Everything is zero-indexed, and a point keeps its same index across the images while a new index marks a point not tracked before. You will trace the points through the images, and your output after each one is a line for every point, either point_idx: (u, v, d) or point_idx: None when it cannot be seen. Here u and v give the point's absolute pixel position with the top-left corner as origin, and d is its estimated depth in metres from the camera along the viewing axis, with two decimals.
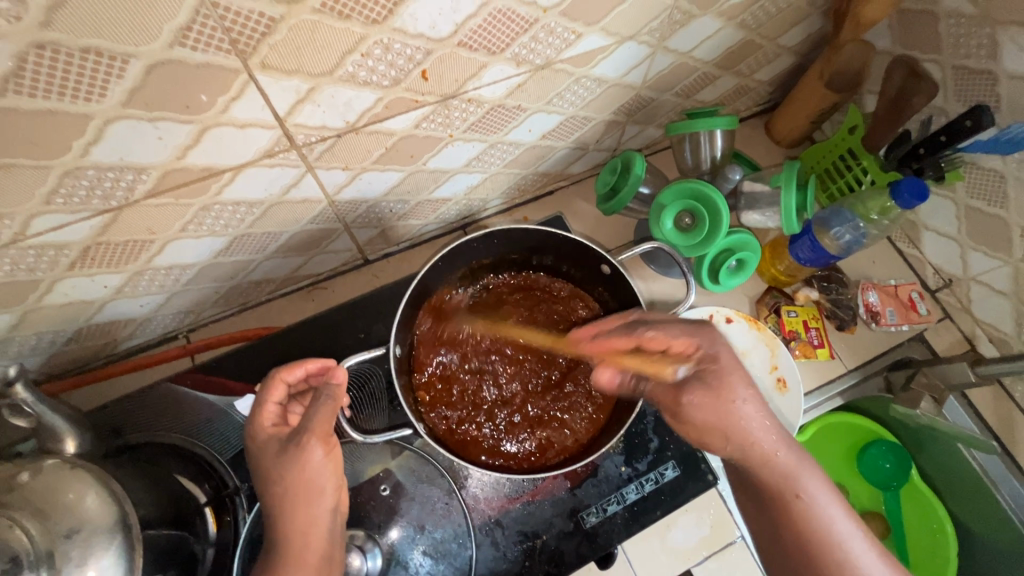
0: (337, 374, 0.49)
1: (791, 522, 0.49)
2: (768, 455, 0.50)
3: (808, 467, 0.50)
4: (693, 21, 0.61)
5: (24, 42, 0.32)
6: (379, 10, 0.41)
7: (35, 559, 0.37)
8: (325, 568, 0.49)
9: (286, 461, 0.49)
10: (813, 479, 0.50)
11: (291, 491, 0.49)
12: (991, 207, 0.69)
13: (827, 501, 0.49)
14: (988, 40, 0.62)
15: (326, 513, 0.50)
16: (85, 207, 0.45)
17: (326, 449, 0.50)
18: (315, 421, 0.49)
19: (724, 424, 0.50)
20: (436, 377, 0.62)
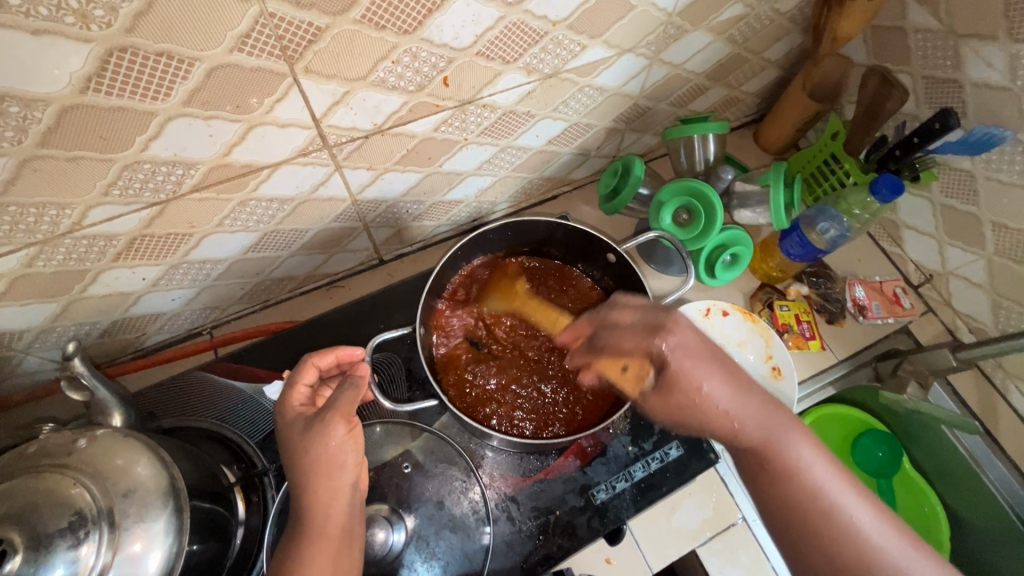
0: (360, 367, 0.53)
1: (776, 494, 0.50)
2: (736, 434, 0.51)
3: (794, 432, 0.51)
4: (685, 35, 0.67)
5: (109, 46, 0.37)
6: (410, 22, 0.46)
7: (98, 514, 0.40)
8: (344, 542, 0.50)
9: (310, 436, 0.50)
10: (794, 442, 0.50)
11: (314, 465, 0.49)
12: (963, 204, 0.75)
13: (807, 460, 0.50)
14: (952, 52, 0.68)
15: (347, 487, 0.51)
16: (138, 199, 0.50)
17: (348, 427, 0.51)
18: (339, 401, 0.51)
19: (695, 409, 0.50)
20: (453, 355, 0.66)
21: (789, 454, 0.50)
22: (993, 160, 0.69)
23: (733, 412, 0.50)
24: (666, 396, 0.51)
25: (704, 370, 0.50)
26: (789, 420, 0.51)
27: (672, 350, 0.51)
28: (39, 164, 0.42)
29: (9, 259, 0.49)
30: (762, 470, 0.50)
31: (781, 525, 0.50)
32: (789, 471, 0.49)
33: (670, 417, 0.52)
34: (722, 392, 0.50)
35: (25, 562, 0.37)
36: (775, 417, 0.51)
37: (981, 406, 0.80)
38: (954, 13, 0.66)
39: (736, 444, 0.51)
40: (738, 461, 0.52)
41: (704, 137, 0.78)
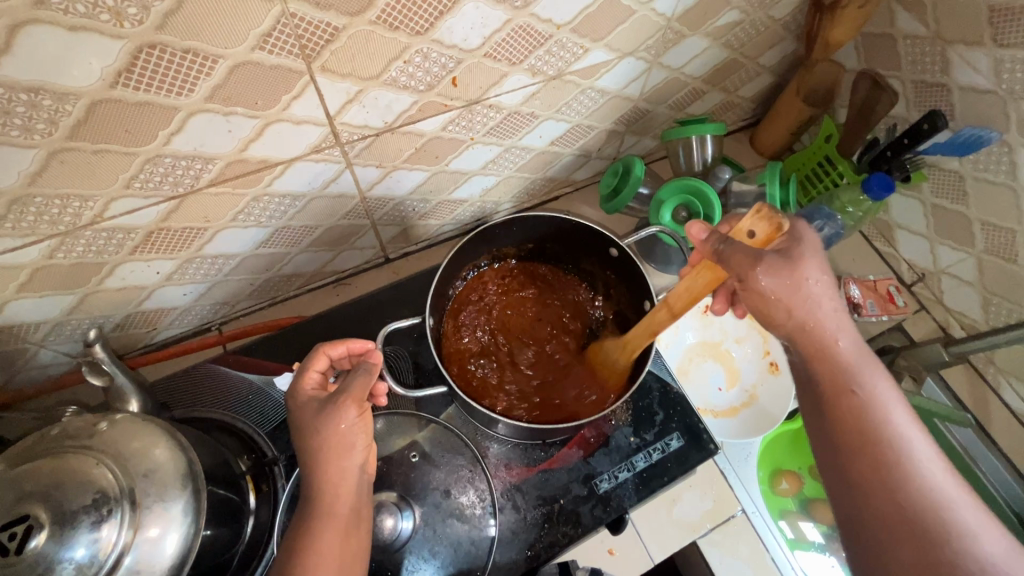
0: (374, 354, 0.54)
1: (844, 420, 0.48)
2: (829, 347, 0.48)
3: (879, 369, 0.49)
4: (684, 40, 0.69)
5: (140, 42, 0.39)
6: (423, 24, 0.48)
7: (120, 493, 0.41)
8: (352, 523, 0.51)
9: (321, 418, 0.51)
10: (874, 377, 0.48)
11: (325, 445, 0.51)
12: (952, 204, 0.77)
13: (885, 397, 0.48)
14: (940, 57, 0.71)
15: (355, 469, 0.52)
16: (157, 192, 0.51)
17: (359, 410, 0.53)
18: (352, 384, 0.52)
19: (802, 308, 0.48)
20: (459, 346, 0.69)
21: (867, 384, 0.48)
22: (980, 161, 0.71)
23: (834, 327, 0.49)
24: (781, 275, 0.47)
25: (814, 262, 0.48)
26: (875, 359, 0.49)
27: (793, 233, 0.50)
28: (66, 156, 0.44)
29: (31, 250, 0.50)
30: (833, 392, 0.48)
31: (843, 452, 0.48)
32: (861, 401, 0.47)
33: (771, 300, 0.48)
34: (832, 302, 0.48)
35: (50, 538, 0.38)
36: (863, 351, 0.49)
37: (973, 401, 0.82)
38: (941, 20, 0.69)
39: (824, 366, 0.49)
40: (809, 386, 0.51)
41: (702, 139, 0.80)
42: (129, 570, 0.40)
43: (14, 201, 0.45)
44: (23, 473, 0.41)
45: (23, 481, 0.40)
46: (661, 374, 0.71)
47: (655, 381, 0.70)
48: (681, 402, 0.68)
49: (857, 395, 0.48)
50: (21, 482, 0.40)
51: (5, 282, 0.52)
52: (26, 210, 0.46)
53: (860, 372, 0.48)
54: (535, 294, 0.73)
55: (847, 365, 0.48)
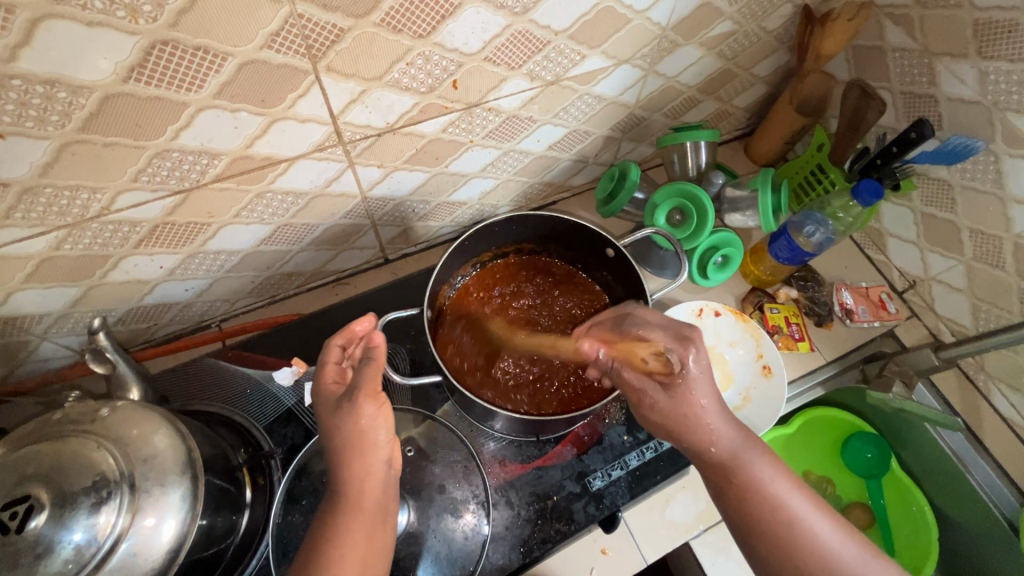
0: (375, 338, 0.54)
1: (743, 507, 0.51)
2: (707, 446, 0.53)
3: (753, 445, 0.53)
4: (678, 49, 0.71)
5: (153, 39, 0.40)
6: (425, 27, 0.50)
7: (120, 477, 0.42)
8: (377, 517, 0.52)
9: (341, 415, 0.53)
10: (754, 459, 0.52)
11: (349, 443, 0.52)
12: (942, 212, 0.79)
13: (768, 475, 0.52)
14: (927, 69, 0.73)
15: (381, 464, 0.54)
16: (163, 186, 0.53)
17: (377, 405, 0.53)
18: (364, 381, 0.53)
19: (680, 417, 0.53)
20: (458, 327, 0.71)
21: (752, 466, 0.52)
22: (968, 169, 0.73)
23: (707, 420, 0.53)
24: (666, 398, 0.54)
25: (701, 384, 0.53)
26: (759, 445, 0.53)
27: (680, 360, 0.53)
28: (78, 148, 0.45)
29: (38, 241, 0.51)
30: (729, 483, 0.52)
31: (751, 535, 0.51)
32: (757, 486, 0.51)
33: (669, 415, 0.54)
34: (709, 399, 0.53)
35: (49, 519, 0.39)
36: (744, 434, 0.53)
37: (965, 407, 0.82)
38: (928, 33, 0.71)
39: (695, 455, 0.54)
40: (708, 476, 0.54)
41: (696, 146, 0.82)
42: (125, 554, 0.41)
43: (24, 191, 0.46)
44: (25, 456, 0.41)
45: (26, 463, 0.41)
46: None
47: None
48: None
49: (739, 480, 0.52)
50: (24, 465, 0.41)
51: (12, 272, 0.53)
52: (36, 201, 0.48)
53: (741, 463, 0.52)
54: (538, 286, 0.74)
55: (728, 457, 0.53)
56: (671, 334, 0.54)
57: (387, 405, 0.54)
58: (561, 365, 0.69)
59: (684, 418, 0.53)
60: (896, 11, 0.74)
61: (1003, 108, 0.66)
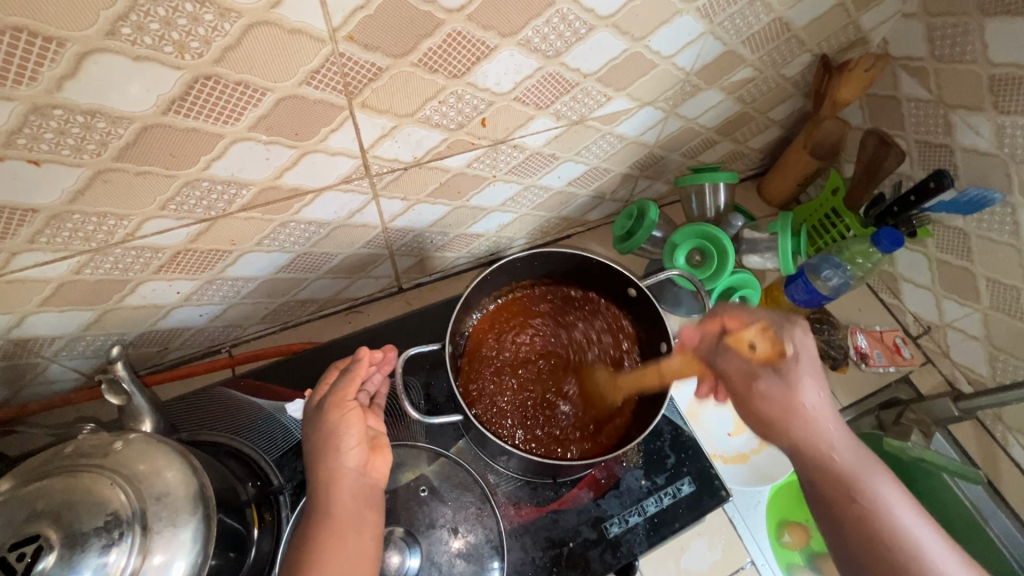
0: (358, 352, 0.59)
1: (861, 525, 0.48)
2: (823, 456, 0.51)
3: (877, 469, 0.51)
4: (700, 93, 0.72)
5: (196, 74, 0.40)
6: (460, 68, 0.51)
7: (132, 515, 0.41)
8: (351, 525, 0.51)
9: (310, 423, 0.56)
10: (877, 480, 0.50)
11: (317, 447, 0.54)
12: (958, 260, 0.79)
13: (893, 501, 0.49)
14: (943, 120, 0.75)
15: (351, 469, 0.53)
16: (190, 215, 0.52)
17: (341, 412, 0.55)
18: (335, 390, 0.56)
19: (790, 408, 0.53)
20: (480, 341, 0.70)
21: (873, 487, 0.49)
22: (984, 220, 0.74)
23: (828, 435, 0.52)
24: (778, 381, 0.55)
25: (812, 377, 0.55)
26: (879, 462, 0.52)
27: (795, 348, 0.56)
28: (110, 176, 0.45)
29: (60, 265, 0.51)
30: (837, 501, 0.50)
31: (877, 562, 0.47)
32: (877, 514, 0.48)
33: (766, 414, 0.54)
34: (822, 408, 0.53)
35: (58, 561, 0.37)
36: (863, 455, 0.51)
37: (983, 458, 0.81)
38: (944, 86, 0.73)
39: (813, 475, 0.52)
40: (815, 501, 0.52)
41: (714, 186, 0.83)
42: None
43: (53, 217, 0.46)
44: (35, 491, 0.40)
45: (36, 500, 0.39)
46: (672, 416, 0.70)
47: (666, 423, 0.69)
48: (692, 446, 0.67)
49: (856, 495, 0.49)
50: (33, 501, 0.39)
51: (30, 294, 0.53)
52: (63, 226, 0.47)
53: (861, 476, 0.50)
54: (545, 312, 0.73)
55: (848, 470, 0.50)
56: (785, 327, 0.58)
57: (356, 411, 0.55)
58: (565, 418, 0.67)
59: (795, 407, 0.53)
60: (912, 63, 0.76)
61: (1020, 162, 0.68)
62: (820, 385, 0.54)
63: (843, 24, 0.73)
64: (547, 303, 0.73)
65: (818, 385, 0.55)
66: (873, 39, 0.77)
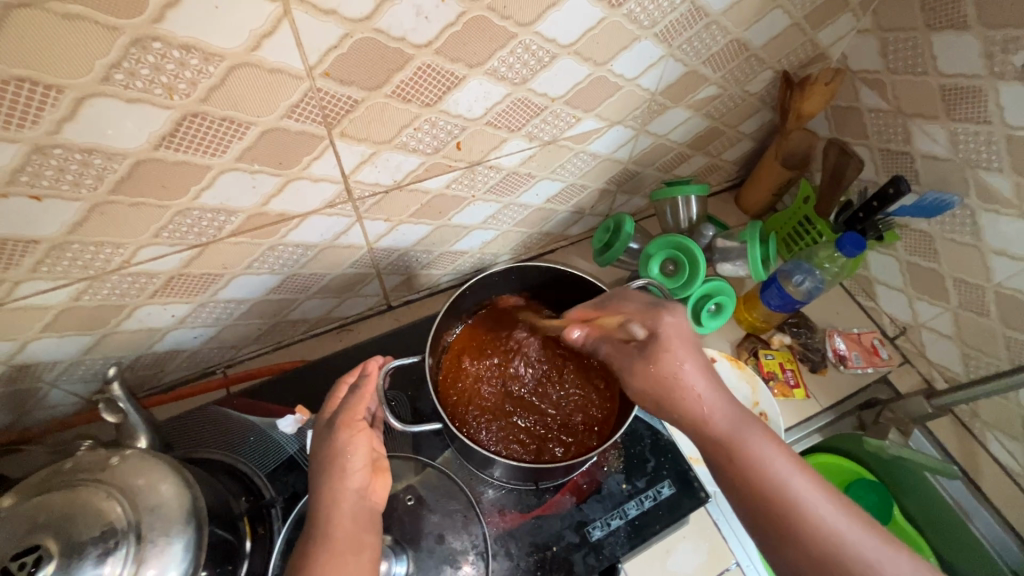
0: (367, 365, 0.61)
1: (747, 482, 0.50)
2: (703, 428, 0.53)
3: (750, 426, 0.52)
4: (667, 110, 0.76)
5: (184, 112, 0.44)
6: (433, 96, 0.54)
7: (127, 526, 0.43)
8: (351, 548, 0.51)
9: (317, 444, 0.57)
10: (757, 438, 0.52)
11: (321, 468, 0.55)
12: (927, 262, 0.82)
13: (771, 455, 0.51)
14: (902, 129, 0.78)
15: (352, 491, 0.54)
16: (182, 242, 0.56)
17: (350, 433, 0.56)
18: (344, 410, 0.58)
19: (662, 382, 0.54)
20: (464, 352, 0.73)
21: (753, 445, 0.51)
22: (947, 222, 0.77)
23: (705, 399, 0.53)
24: (643, 361, 0.55)
25: (687, 350, 0.55)
26: (756, 420, 0.53)
27: (657, 328, 0.56)
28: (107, 208, 0.48)
29: (60, 292, 0.54)
30: (728, 462, 0.51)
31: (756, 512, 0.50)
32: (758, 470, 0.50)
33: (651, 388, 0.55)
34: (698, 379, 0.54)
35: (57, 569, 0.39)
36: (740, 415, 0.53)
37: (962, 454, 0.83)
38: (900, 97, 0.77)
39: (697, 436, 0.53)
40: (707, 458, 0.53)
41: (687, 198, 0.87)
42: None
43: (53, 247, 0.49)
44: (36, 505, 0.42)
45: (37, 512, 0.42)
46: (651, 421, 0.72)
47: (646, 428, 0.71)
48: (671, 449, 0.69)
49: (735, 456, 0.51)
50: (35, 514, 0.42)
51: (32, 321, 0.56)
52: (63, 255, 0.51)
53: (740, 437, 0.52)
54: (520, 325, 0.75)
55: (725, 435, 0.52)
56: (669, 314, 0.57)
57: (364, 432, 0.57)
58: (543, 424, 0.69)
59: (670, 379, 0.54)
60: (870, 77, 0.79)
61: (975, 166, 0.71)
62: (694, 355, 0.55)
63: (801, 42, 0.77)
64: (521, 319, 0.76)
65: (693, 354, 0.55)
66: (831, 54, 0.81)
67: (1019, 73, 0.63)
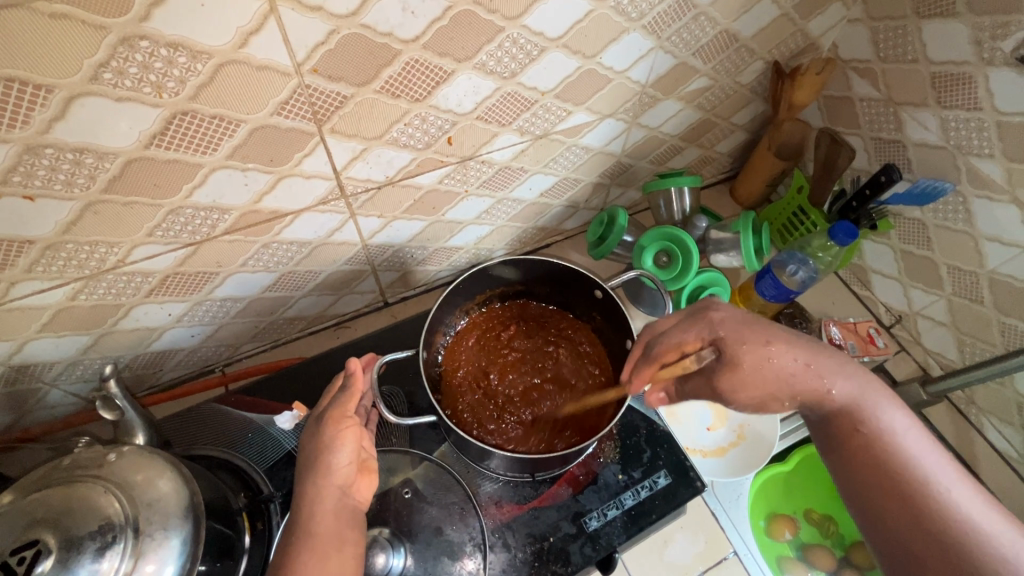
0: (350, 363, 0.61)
1: (867, 450, 0.52)
2: (822, 396, 0.55)
3: (878, 393, 0.54)
4: (659, 103, 0.76)
5: (174, 110, 0.44)
6: (422, 92, 0.55)
7: (124, 521, 0.43)
8: (332, 544, 0.51)
9: (306, 439, 0.58)
10: (888, 410, 0.53)
11: (308, 462, 0.56)
12: (921, 250, 0.82)
13: (899, 426, 0.52)
14: (893, 117, 0.78)
15: (335, 488, 0.54)
16: (176, 240, 0.56)
17: (338, 429, 0.57)
18: (334, 406, 0.59)
19: (740, 373, 0.57)
20: (462, 348, 0.75)
21: (875, 410, 0.53)
22: (940, 209, 0.77)
23: (824, 374, 0.55)
24: (721, 364, 0.58)
25: (788, 344, 0.57)
26: (889, 393, 0.54)
27: (712, 330, 0.59)
28: (100, 208, 0.49)
29: (56, 292, 0.54)
30: (850, 432, 0.53)
31: (872, 483, 0.51)
32: (886, 437, 0.52)
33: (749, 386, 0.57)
34: (790, 363, 0.56)
35: (55, 564, 0.39)
36: (864, 384, 0.55)
37: (958, 441, 0.83)
38: (891, 85, 0.77)
39: (819, 407, 0.56)
40: (827, 429, 0.56)
41: (680, 191, 0.87)
42: None
43: (48, 247, 0.50)
44: (35, 501, 0.43)
45: (35, 508, 0.42)
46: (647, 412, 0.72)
47: (641, 419, 0.71)
48: (667, 440, 0.69)
49: (859, 425, 0.53)
50: (33, 510, 0.42)
51: (30, 321, 0.56)
52: (57, 256, 0.51)
53: (866, 407, 0.53)
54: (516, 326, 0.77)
55: (849, 405, 0.54)
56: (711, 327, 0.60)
57: (353, 429, 0.58)
58: (539, 418, 0.70)
59: (742, 366, 0.56)
60: (860, 65, 0.79)
61: (966, 152, 0.71)
62: (808, 349, 0.57)
63: (791, 32, 0.77)
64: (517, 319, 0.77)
65: (802, 348, 0.57)
66: (822, 44, 0.81)
67: (1008, 58, 0.63)
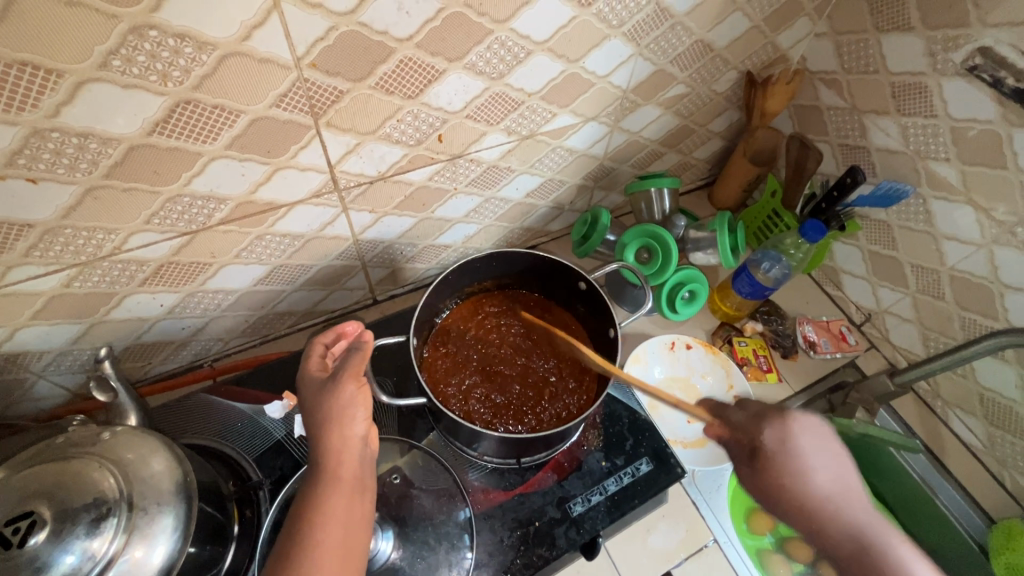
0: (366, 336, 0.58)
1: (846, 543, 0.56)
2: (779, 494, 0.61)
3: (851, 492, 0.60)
4: (639, 108, 0.80)
5: (178, 99, 0.46)
6: (415, 89, 0.58)
7: (118, 497, 0.44)
8: (357, 489, 0.53)
9: (323, 394, 0.56)
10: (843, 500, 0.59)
11: (326, 416, 0.55)
12: (886, 249, 0.86)
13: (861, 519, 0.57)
14: (858, 125, 0.83)
15: (358, 438, 0.55)
16: (173, 228, 0.58)
17: (358, 386, 0.56)
18: (349, 363, 0.57)
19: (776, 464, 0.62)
20: (448, 336, 0.76)
21: (850, 512, 0.58)
22: (903, 210, 0.81)
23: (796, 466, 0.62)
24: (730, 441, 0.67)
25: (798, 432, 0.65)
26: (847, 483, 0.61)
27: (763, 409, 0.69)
28: (100, 193, 0.50)
29: (51, 278, 0.55)
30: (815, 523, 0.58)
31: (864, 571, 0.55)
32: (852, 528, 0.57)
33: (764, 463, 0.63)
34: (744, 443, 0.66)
35: (47, 539, 0.40)
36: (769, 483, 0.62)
37: (926, 432, 0.87)
38: (856, 94, 0.82)
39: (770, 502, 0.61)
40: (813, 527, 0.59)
41: (659, 192, 0.91)
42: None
43: (47, 231, 0.51)
44: (30, 475, 0.44)
45: (30, 481, 0.43)
46: (630, 402, 0.75)
47: (624, 408, 0.74)
48: (648, 428, 0.72)
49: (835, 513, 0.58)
50: (28, 483, 0.43)
51: (23, 307, 0.57)
52: (55, 240, 0.52)
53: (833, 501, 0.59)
54: (498, 310, 0.79)
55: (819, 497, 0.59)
56: (775, 411, 0.66)
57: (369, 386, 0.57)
58: (531, 403, 0.72)
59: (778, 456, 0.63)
60: (827, 76, 0.85)
61: (925, 157, 0.76)
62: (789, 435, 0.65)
63: (761, 44, 0.82)
64: (500, 304, 0.79)
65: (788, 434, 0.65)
66: (792, 56, 0.86)
67: (959, 69, 0.68)
